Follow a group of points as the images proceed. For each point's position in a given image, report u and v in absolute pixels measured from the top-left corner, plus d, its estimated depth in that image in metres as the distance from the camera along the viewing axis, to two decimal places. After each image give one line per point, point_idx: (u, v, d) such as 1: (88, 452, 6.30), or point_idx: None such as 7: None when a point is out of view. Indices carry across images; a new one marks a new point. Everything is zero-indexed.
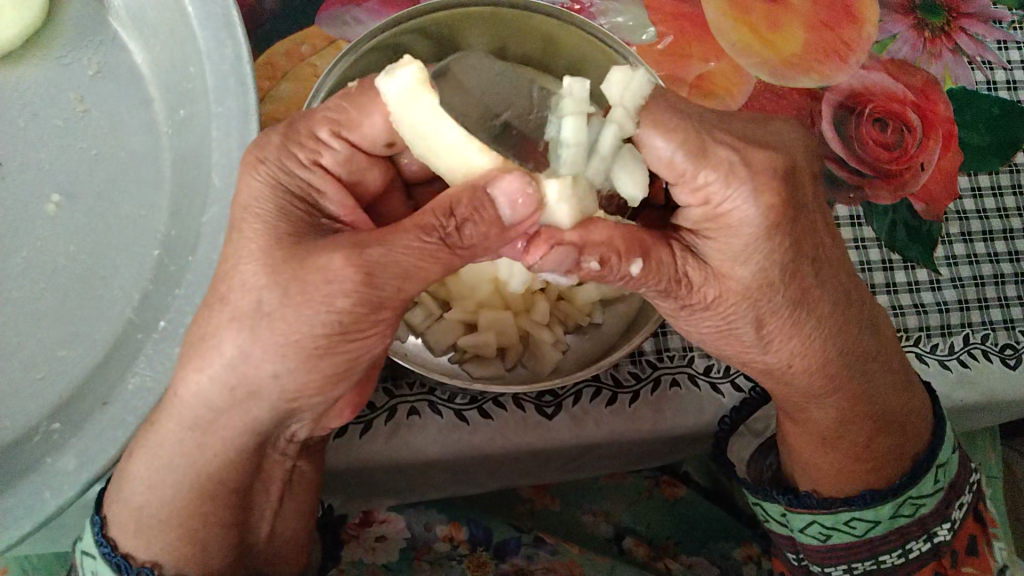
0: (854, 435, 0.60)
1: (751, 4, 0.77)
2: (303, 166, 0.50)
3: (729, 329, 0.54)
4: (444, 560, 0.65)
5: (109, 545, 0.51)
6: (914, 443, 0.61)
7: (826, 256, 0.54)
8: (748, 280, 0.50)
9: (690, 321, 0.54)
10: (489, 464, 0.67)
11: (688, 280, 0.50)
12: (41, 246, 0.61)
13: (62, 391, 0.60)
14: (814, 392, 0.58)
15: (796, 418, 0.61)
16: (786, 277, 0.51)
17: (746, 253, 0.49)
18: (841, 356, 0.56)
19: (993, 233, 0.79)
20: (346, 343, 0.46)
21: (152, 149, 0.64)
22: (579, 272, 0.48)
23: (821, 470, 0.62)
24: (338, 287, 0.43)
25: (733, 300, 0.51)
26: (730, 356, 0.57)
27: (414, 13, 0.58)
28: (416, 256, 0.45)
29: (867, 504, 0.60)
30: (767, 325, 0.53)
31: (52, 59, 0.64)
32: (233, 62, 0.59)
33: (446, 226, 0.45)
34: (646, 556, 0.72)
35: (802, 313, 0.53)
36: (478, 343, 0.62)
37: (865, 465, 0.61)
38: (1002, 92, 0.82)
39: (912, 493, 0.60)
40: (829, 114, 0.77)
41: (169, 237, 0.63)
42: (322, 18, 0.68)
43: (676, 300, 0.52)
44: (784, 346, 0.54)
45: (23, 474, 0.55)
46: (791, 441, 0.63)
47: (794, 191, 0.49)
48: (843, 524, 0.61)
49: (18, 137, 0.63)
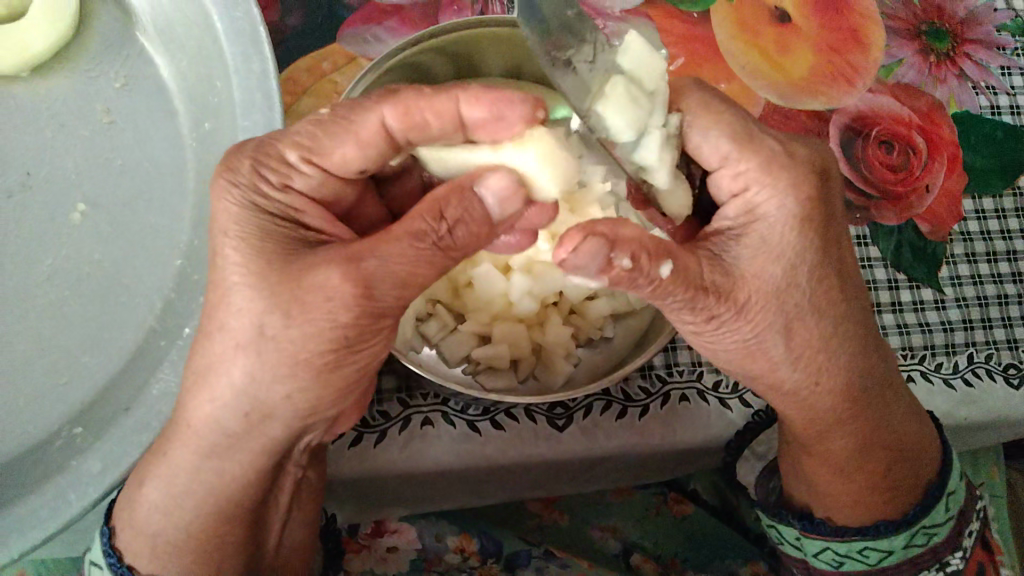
0: (870, 463, 0.61)
1: (760, 28, 0.79)
2: (275, 187, 0.50)
3: (754, 347, 0.54)
4: (455, 572, 0.67)
5: (115, 556, 0.53)
6: (928, 472, 0.62)
7: (849, 270, 0.56)
8: (777, 280, 0.52)
9: (717, 338, 0.53)
10: (507, 471, 0.68)
11: (716, 288, 0.50)
12: (66, 253, 0.63)
13: (84, 395, 0.61)
14: (830, 420, 0.59)
15: (812, 449, 0.62)
16: (812, 282, 0.53)
17: (778, 251, 0.51)
18: (856, 382, 0.58)
19: (997, 254, 0.80)
20: (354, 354, 0.47)
21: (177, 160, 0.66)
22: (611, 272, 0.47)
23: (835, 497, 0.63)
24: (367, 316, 0.45)
25: (760, 305, 0.52)
26: (751, 377, 0.57)
27: (435, 34, 0.59)
28: (410, 262, 0.46)
29: (881, 533, 0.61)
30: (794, 335, 0.54)
31: (80, 71, 0.66)
32: (259, 77, 0.61)
33: (437, 229, 0.47)
34: (652, 573, 0.73)
35: (826, 325, 0.54)
36: (492, 355, 0.63)
37: (880, 496, 0.62)
38: (1006, 117, 0.83)
39: (925, 522, 0.61)
40: (837, 135, 0.78)
41: (192, 247, 0.64)
42: (343, 36, 0.70)
43: (703, 314, 0.51)
44: (810, 363, 0.55)
45: (48, 478, 0.56)
46: (803, 468, 0.64)
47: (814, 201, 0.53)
48: (857, 552, 0.62)
49: (46, 147, 0.65)
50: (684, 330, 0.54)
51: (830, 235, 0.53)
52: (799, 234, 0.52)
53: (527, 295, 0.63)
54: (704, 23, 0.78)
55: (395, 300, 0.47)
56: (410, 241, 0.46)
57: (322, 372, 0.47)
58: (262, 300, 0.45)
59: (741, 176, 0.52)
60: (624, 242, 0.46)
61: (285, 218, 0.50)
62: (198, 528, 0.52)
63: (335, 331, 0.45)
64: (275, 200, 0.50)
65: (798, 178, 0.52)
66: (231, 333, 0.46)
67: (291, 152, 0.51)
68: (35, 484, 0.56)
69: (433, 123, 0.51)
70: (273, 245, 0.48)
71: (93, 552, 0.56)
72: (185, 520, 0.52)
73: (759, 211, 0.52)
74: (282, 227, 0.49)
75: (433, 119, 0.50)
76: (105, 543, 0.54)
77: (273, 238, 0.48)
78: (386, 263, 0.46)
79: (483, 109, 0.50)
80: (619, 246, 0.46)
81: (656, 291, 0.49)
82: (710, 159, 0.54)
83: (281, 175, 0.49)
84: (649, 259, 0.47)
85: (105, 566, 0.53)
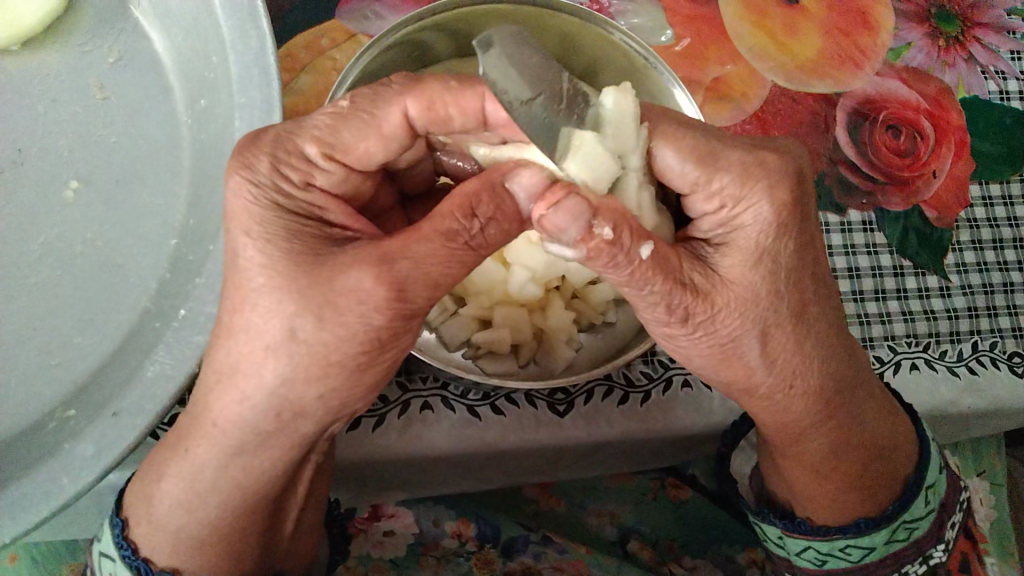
0: (846, 465, 0.60)
1: (768, 10, 0.78)
2: (298, 186, 0.48)
3: (731, 351, 0.52)
4: (451, 556, 0.67)
5: (129, 548, 0.53)
6: (906, 467, 0.62)
7: (822, 269, 0.55)
8: (756, 283, 0.51)
9: (688, 343, 0.52)
10: (489, 464, 0.68)
11: (694, 286, 0.49)
12: (59, 232, 0.62)
13: (78, 377, 0.60)
14: (805, 424, 0.58)
15: (789, 451, 0.61)
16: (789, 284, 0.52)
17: (756, 254, 0.50)
18: (831, 381, 0.57)
19: (1003, 242, 0.79)
20: (386, 352, 0.47)
21: (172, 138, 0.64)
22: (590, 242, 0.46)
23: (813, 497, 0.63)
24: (364, 301, 0.44)
25: (741, 305, 0.50)
26: (727, 383, 0.55)
27: (437, 10, 0.58)
28: (439, 262, 0.45)
29: (861, 531, 0.61)
30: (771, 338, 0.52)
31: (73, 45, 0.65)
32: (256, 52, 0.59)
33: (468, 227, 0.46)
34: (650, 560, 0.73)
35: (801, 326, 0.53)
36: (493, 339, 0.62)
37: (859, 494, 0.61)
38: (1015, 102, 0.82)
39: (905, 518, 0.61)
40: (844, 119, 0.77)
41: (187, 226, 0.62)
42: (342, 12, 0.69)
43: (680, 312, 0.50)
44: (787, 363, 0.54)
45: (41, 460, 0.55)
46: (781, 470, 0.63)
47: (803, 193, 0.52)
48: (839, 550, 0.62)
49: (39, 123, 0.63)
50: (658, 333, 0.53)
51: (807, 236, 0.52)
52: (772, 240, 0.50)
53: (531, 283, 0.61)
54: (711, 3, 0.76)
55: (425, 299, 0.46)
56: (439, 239, 0.45)
57: (352, 373, 0.46)
58: (274, 287, 0.45)
59: (715, 195, 0.51)
60: (606, 212, 0.47)
61: (308, 216, 0.48)
62: (211, 515, 0.53)
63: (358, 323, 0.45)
64: (298, 198, 0.48)
65: (773, 183, 0.50)
66: (255, 328, 0.45)
67: (295, 132, 0.49)
68: (28, 467, 0.55)
69: (455, 119, 0.51)
70: (278, 231, 0.46)
71: (101, 542, 0.55)
72: (203, 513, 0.52)
73: (738, 222, 0.50)
74: (307, 225, 0.47)
75: (457, 115, 0.50)
76: (115, 533, 0.54)
77: (298, 236, 0.46)
78: (421, 264, 0.44)
79: (506, 110, 0.50)
80: (601, 215, 0.46)
81: (635, 277, 0.48)
82: (679, 185, 0.52)
83: (280, 155, 0.48)
84: (629, 234, 0.47)
85: (117, 559, 0.54)
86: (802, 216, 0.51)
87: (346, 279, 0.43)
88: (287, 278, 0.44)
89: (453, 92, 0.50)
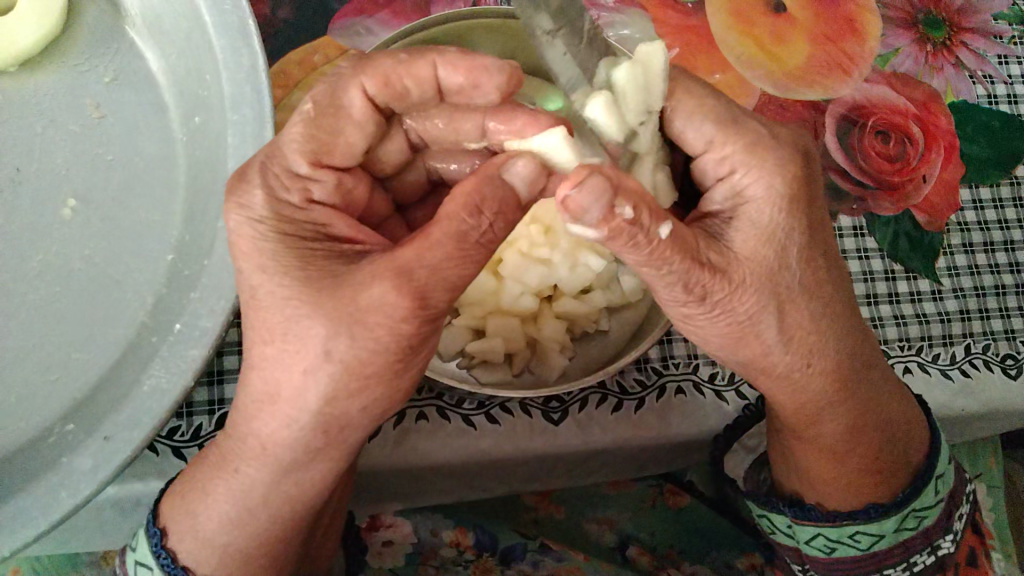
0: (858, 448, 0.61)
1: (755, 18, 0.78)
2: (298, 207, 0.49)
3: (748, 329, 0.53)
4: (450, 565, 0.67)
5: (168, 557, 0.54)
6: (917, 454, 0.62)
7: (834, 252, 0.56)
8: (770, 264, 0.51)
9: (707, 322, 0.52)
10: (502, 465, 0.68)
11: (711, 264, 0.49)
12: (56, 249, 0.63)
13: (75, 392, 0.60)
14: (821, 403, 0.58)
15: (804, 434, 0.61)
16: (800, 264, 0.52)
17: (769, 232, 0.51)
18: (847, 363, 0.57)
19: (994, 245, 0.79)
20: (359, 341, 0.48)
21: (166, 155, 0.65)
22: (612, 223, 0.45)
23: (826, 482, 0.62)
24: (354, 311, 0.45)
25: (755, 285, 0.51)
26: (743, 361, 0.55)
27: (426, 25, 0.58)
28: (456, 267, 0.46)
29: (871, 517, 0.61)
30: (787, 317, 0.53)
31: (69, 66, 0.66)
32: (248, 70, 0.60)
33: (486, 231, 0.46)
34: (649, 566, 0.73)
35: (817, 305, 0.54)
36: (485, 349, 0.62)
37: (870, 480, 0.61)
38: (1003, 106, 0.83)
39: (915, 506, 0.61)
40: (833, 126, 0.78)
41: (183, 241, 0.63)
42: (334, 28, 0.70)
43: (698, 292, 0.50)
44: (803, 344, 0.54)
45: (40, 473, 0.55)
46: (794, 454, 0.63)
47: (809, 170, 0.53)
48: (848, 538, 0.62)
49: (36, 142, 0.64)
50: (676, 313, 0.53)
51: (815, 219, 0.53)
52: (784, 216, 0.51)
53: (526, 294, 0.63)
54: (699, 12, 0.77)
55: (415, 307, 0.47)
56: (453, 244, 0.45)
57: (381, 380, 0.48)
58: (282, 299, 0.46)
59: (726, 159, 0.52)
60: (628, 193, 0.45)
61: (316, 236, 0.49)
62: (222, 533, 0.53)
63: (347, 337, 0.45)
64: (300, 219, 0.49)
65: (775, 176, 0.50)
66: None
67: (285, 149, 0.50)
68: (27, 480, 0.55)
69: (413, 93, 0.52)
70: (290, 260, 0.47)
71: (138, 551, 0.56)
72: (252, 527, 0.54)
73: (747, 194, 0.51)
74: (318, 249, 0.48)
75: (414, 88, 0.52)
76: (154, 542, 0.54)
77: (312, 261, 0.47)
78: (435, 272, 0.45)
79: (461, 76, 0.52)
80: (623, 194, 0.45)
81: (654, 255, 0.47)
82: (693, 143, 0.53)
83: (269, 175, 0.49)
84: (649, 214, 0.46)
85: (156, 567, 0.54)
86: (811, 198, 0.52)
87: (375, 298, 0.45)
88: (291, 294, 0.46)
89: (407, 66, 0.51)
